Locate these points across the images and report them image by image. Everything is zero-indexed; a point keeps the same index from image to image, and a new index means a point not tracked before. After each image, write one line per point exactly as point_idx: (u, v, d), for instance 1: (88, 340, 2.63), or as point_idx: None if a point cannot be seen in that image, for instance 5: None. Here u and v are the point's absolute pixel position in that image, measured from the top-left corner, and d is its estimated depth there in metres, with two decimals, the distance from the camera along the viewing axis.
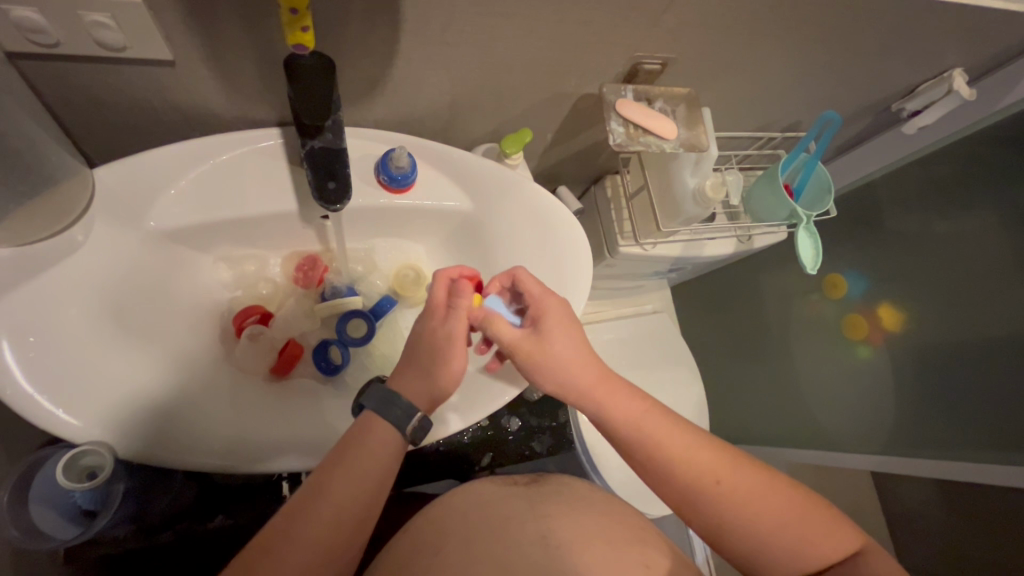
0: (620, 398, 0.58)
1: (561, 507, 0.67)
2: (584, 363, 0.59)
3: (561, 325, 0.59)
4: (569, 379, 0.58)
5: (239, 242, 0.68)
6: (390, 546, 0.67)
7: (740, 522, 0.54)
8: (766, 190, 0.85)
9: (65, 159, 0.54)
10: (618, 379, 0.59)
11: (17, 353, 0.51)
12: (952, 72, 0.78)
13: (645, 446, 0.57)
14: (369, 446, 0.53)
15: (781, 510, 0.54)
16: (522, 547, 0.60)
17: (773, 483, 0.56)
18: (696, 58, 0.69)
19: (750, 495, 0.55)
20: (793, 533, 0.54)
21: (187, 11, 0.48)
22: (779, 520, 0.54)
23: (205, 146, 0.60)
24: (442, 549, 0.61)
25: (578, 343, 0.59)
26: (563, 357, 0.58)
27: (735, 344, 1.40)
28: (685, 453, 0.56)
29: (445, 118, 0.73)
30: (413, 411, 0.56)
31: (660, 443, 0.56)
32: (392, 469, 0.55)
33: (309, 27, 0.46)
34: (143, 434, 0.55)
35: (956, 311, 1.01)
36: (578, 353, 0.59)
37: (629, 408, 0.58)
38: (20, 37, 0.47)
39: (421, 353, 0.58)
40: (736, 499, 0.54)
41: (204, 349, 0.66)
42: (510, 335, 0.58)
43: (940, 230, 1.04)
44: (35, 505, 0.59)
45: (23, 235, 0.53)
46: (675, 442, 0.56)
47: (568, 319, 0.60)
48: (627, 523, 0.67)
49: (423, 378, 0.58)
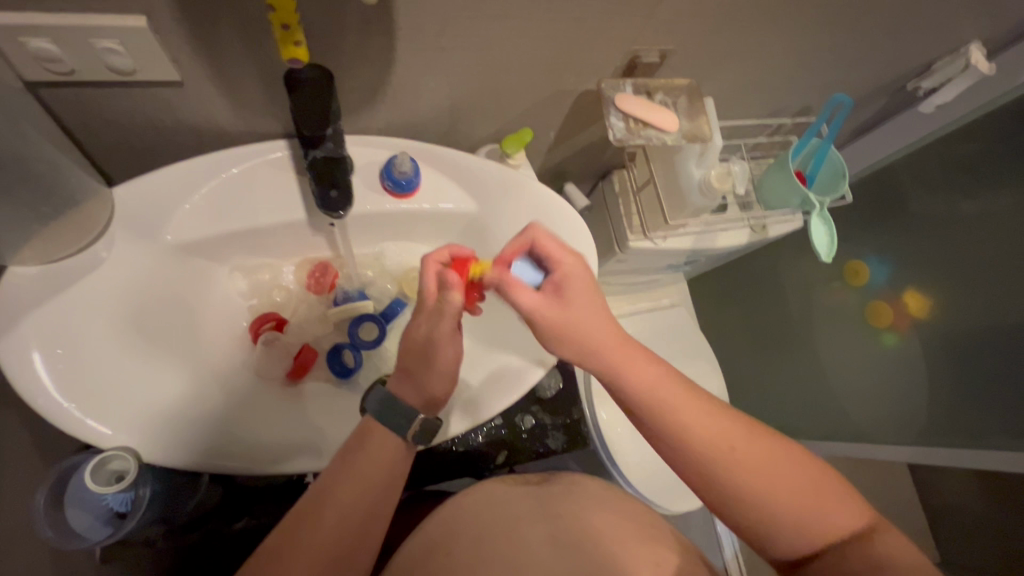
0: (643, 369, 0.54)
1: (573, 506, 0.67)
2: (609, 328, 0.55)
3: (584, 288, 0.55)
4: (593, 347, 0.54)
5: (253, 253, 0.71)
6: (403, 547, 0.68)
7: (748, 487, 0.51)
8: (776, 176, 0.84)
9: (85, 180, 0.56)
10: (638, 347, 0.56)
11: (48, 364, 0.54)
12: (969, 47, 0.75)
13: (660, 408, 0.54)
14: (375, 444, 0.56)
15: (791, 482, 0.52)
16: (533, 545, 0.62)
17: (783, 452, 0.53)
18: (696, 47, 0.68)
19: (768, 468, 0.52)
20: (811, 507, 0.51)
21: (190, 33, 0.51)
22: (789, 493, 0.51)
23: (214, 163, 0.63)
24: (453, 548, 0.63)
25: (601, 307, 0.55)
26: (587, 323, 0.54)
27: (757, 335, 1.37)
28: (699, 426, 0.53)
29: (447, 122, 0.74)
30: (414, 415, 0.58)
31: (676, 407, 0.54)
32: (397, 468, 0.58)
33: (301, 41, 0.47)
34: (166, 438, 0.58)
35: (990, 291, 0.97)
36: (602, 319, 0.55)
37: (647, 368, 0.55)
38: (38, 67, 0.50)
39: (415, 351, 0.58)
40: (747, 469, 0.52)
41: (223, 356, 0.68)
42: (530, 301, 0.54)
43: (967, 210, 1.00)
44: (71, 508, 0.62)
45: (50, 253, 0.56)
46: (691, 407, 0.54)
47: (590, 282, 0.56)
48: (639, 521, 0.67)
49: (426, 384, 0.59)
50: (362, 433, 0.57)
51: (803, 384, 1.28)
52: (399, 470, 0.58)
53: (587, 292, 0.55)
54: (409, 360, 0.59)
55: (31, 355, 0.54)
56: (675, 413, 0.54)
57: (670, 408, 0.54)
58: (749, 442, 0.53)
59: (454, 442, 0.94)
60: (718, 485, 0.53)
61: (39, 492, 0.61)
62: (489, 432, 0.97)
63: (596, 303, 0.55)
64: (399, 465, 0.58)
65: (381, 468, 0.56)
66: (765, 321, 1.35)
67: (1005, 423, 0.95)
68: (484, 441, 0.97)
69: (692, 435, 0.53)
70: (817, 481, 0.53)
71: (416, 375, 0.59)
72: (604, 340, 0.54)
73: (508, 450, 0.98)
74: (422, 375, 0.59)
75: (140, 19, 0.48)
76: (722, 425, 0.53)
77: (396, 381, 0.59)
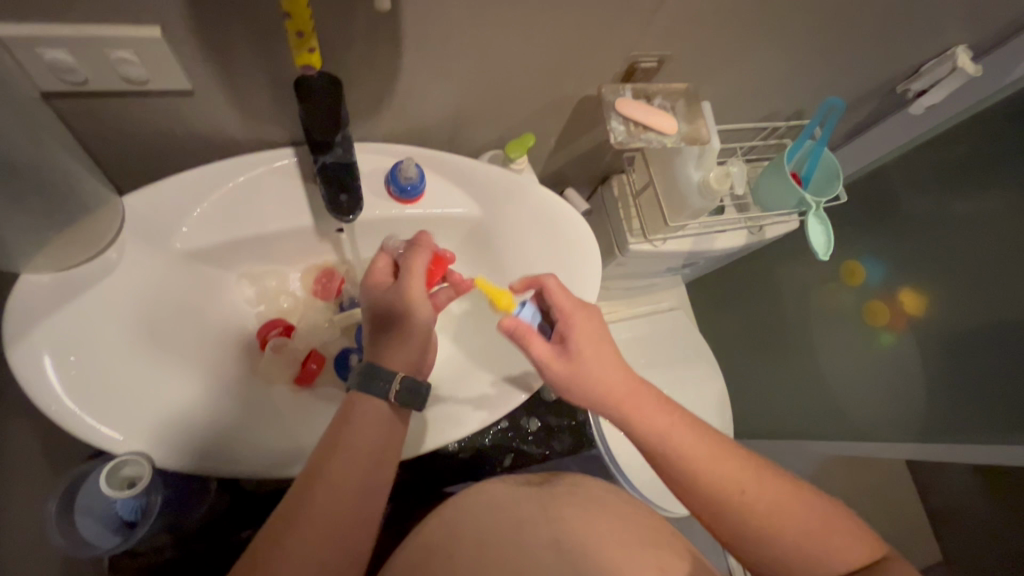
0: (652, 414, 0.57)
1: (570, 508, 0.69)
2: (619, 377, 0.58)
3: (589, 339, 0.58)
4: (603, 396, 0.57)
5: (261, 260, 0.71)
6: (399, 551, 0.69)
7: (764, 532, 0.54)
8: (772, 179, 0.86)
9: (97, 187, 0.57)
10: (649, 388, 0.59)
11: (60, 370, 0.54)
12: (954, 49, 0.78)
13: (667, 451, 0.57)
14: (359, 425, 0.56)
15: (801, 517, 0.54)
16: (535, 552, 0.62)
17: (796, 493, 0.56)
18: (693, 53, 0.70)
19: (784, 507, 0.55)
20: (823, 538, 0.54)
21: (203, 43, 0.52)
22: (794, 532, 0.54)
23: (224, 171, 0.64)
24: (453, 554, 0.63)
25: (611, 357, 0.58)
26: (598, 374, 0.57)
27: (754, 338, 1.38)
28: (715, 465, 0.56)
29: (451, 129, 0.75)
30: (393, 375, 0.58)
31: (685, 456, 0.56)
32: (386, 448, 0.57)
33: (314, 47, 0.49)
34: (178, 442, 0.58)
35: (981, 292, 0.99)
36: (614, 377, 0.58)
37: (649, 413, 0.57)
38: (51, 77, 0.51)
39: (392, 320, 0.61)
40: (759, 509, 0.54)
41: (233, 360, 0.69)
42: (546, 354, 0.57)
43: (959, 210, 1.03)
44: (81, 519, 0.63)
45: (63, 261, 0.57)
46: (699, 450, 0.56)
47: (600, 339, 0.59)
48: (647, 529, 0.68)
49: (403, 335, 0.60)
50: (352, 404, 0.57)
51: (801, 385, 1.29)
52: (388, 451, 0.57)
53: (595, 343, 0.58)
54: (391, 325, 0.61)
55: (45, 362, 0.54)
56: (684, 458, 0.56)
57: (680, 452, 0.56)
58: (758, 484, 0.56)
59: (461, 445, 0.96)
60: (734, 526, 0.55)
61: (50, 500, 0.62)
62: (496, 434, 0.99)
63: (604, 361, 0.58)
64: (391, 436, 0.58)
65: (370, 451, 0.56)
66: (762, 324, 1.37)
67: (999, 419, 0.95)
68: (490, 443, 0.98)
69: (704, 485, 0.56)
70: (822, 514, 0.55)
71: (390, 332, 0.61)
72: (613, 391, 0.57)
73: (515, 452, 1.00)
74: (403, 333, 0.61)
75: (155, 30, 0.49)
76: (727, 466, 0.56)
77: (377, 350, 0.60)
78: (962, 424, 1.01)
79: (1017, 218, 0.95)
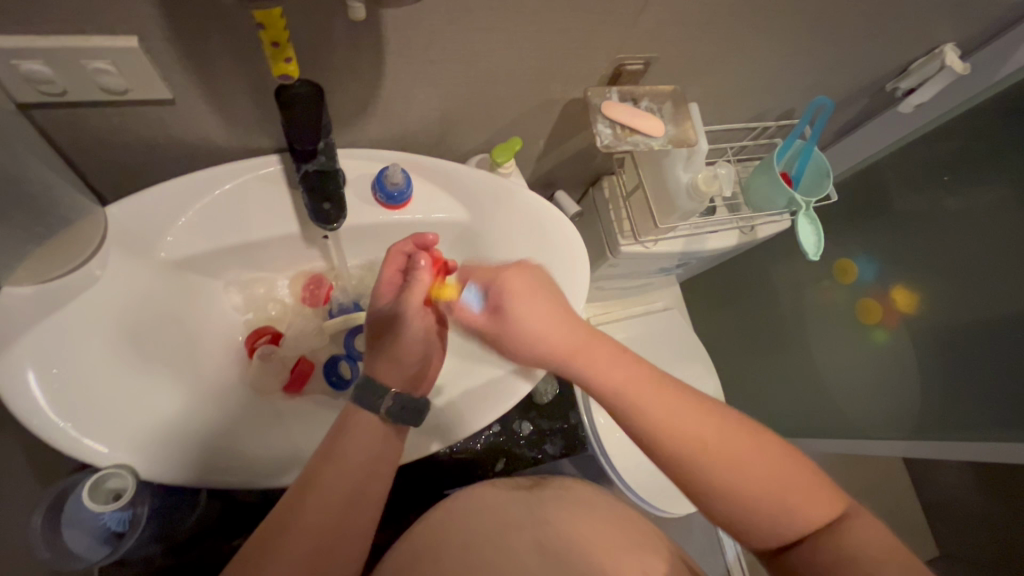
0: (604, 370, 0.53)
1: (559, 509, 0.68)
2: (560, 335, 0.53)
3: (520, 297, 0.53)
4: (546, 353, 0.53)
5: (248, 267, 0.71)
6: (390, 553, 0.69)
7: (730, 493, 0.50)
8: (761, 179, 0.85)
9: (77, 200, 0.57)
10: (601, 340, 0.54)
11: (43, 383, 0.54)
12: (943, 48, 0.77)
13: (629, 414, 0.52)
14: (354, 435, 0.56)
15: (763, 474, 0.50)
16: (520, 556, 0.62)
17: (762, 448, 0.51)
18: (679, 54, 0.70)
19: (746, 462, 0.50)
20: (786, 498, 0.50)
21: (182, 52, 0.51)
22: (755, 490, 0.50)
23: (207, 180, 0.63)
24: (440, 555, 0.63)
25: (549, 314, 0.53)
26: (532, 333, 0.52)
27: (749, 336, 1.38)
28: (673, 424, 0.51)
29: (438, 133, 0.75)
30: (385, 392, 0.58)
31: (644, 416, 0.52)
32: (379, 459, 0.57)
33: (292, 57, 0.48)
34: (163, 453, 0.58)
35: (974, 289, 0.99)
36: (553, 324, 0.53)
37: (603, 371, 0.53)
38: (28, 88, 0.51)
39: (387, 336, 0.61)
40: (722, 466, 0.50)
41: (221, 368, 0.69)
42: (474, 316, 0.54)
43: (950, 207, 1.02)
44: (67, 530, 0.63)
45: (44, 272, 0.56)
46: (660, 411, 0.52)
47: (534, 288, 0.53)
48: (638, 531, 0.68)
49: (395, 355, 0.60)
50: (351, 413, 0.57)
51: (796, 382, 1.29)
52: (381, 462, 0.57)
53: (527, 300, 0.53)
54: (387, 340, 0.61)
55: (27, 375, 0.54)
56: (641, 416, 0.52)
57: (634, 412, 0.52)
58: (722, 437, 0.51)
59: (453, 451, 0.95)
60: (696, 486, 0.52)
61: (35, 514, 0.62)
62: (488, 440, 0.99)
63: (541, 308, 0.53)
64: (385, 447, 0.58)
65: (363, 461, 0.56)
66: (756, 322, 1.36)
67: (997, 415, 0.96)
68: (482, 448, 0.98)
69: (663, 446, 0.52)
70: (791, 474, 0.51)
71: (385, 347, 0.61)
72: (558, 343, 0.53)
73: (507, 456, 1.00)
74: (395, 350, 0.61)
75: (132, 40, 0.49)
76: (687, 426, 0.51)
77: (376, 363, 0.61)
78: (960, 420, 1.01)
79: (1004, 216, 0.96)
